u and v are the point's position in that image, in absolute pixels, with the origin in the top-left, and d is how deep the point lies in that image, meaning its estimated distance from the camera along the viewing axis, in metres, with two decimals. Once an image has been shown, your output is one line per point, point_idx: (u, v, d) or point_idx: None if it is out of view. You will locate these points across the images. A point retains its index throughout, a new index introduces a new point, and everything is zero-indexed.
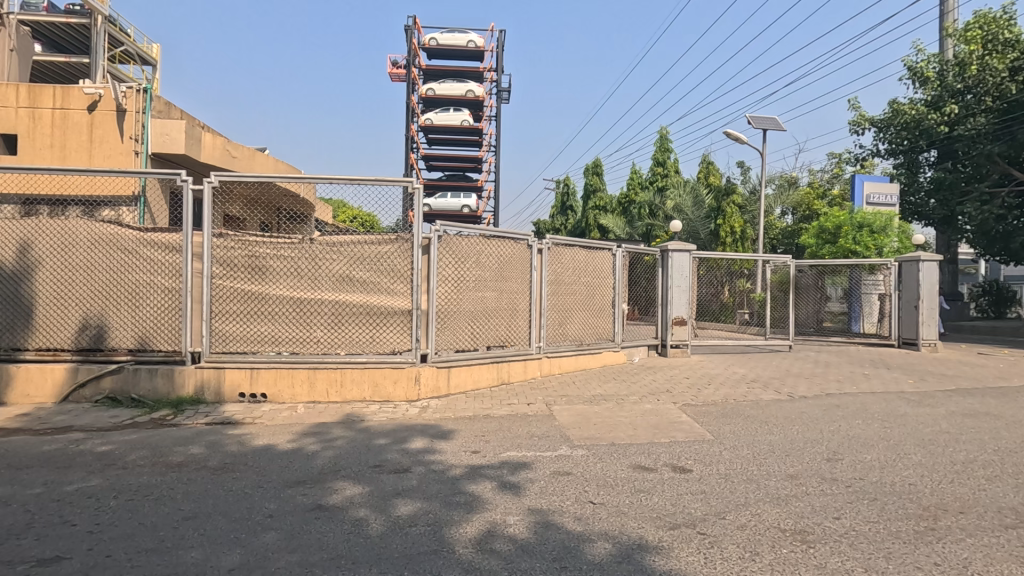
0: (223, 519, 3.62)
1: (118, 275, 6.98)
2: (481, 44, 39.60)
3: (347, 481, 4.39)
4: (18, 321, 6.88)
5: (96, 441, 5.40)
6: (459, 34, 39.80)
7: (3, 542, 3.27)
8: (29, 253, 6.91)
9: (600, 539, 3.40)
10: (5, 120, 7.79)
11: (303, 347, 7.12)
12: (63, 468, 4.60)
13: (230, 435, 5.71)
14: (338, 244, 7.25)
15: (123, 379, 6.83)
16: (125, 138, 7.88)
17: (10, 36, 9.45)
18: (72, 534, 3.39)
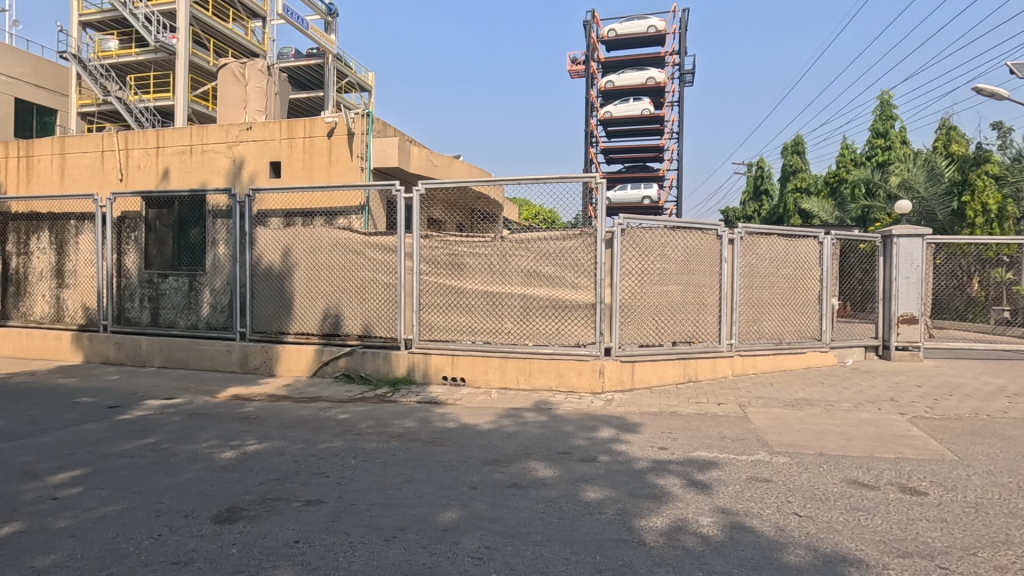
0: (435, 485, 4.13)
1: (350, 272, 8.32)
2: (662, 27, 38.06)
3: (538, 463, 4.65)
4: (282, 310, 8.62)
5: (338, 410, 6.56)
6: (639, 21, 38.78)
7: (282, 483, 4.18)
8: (289, 256, 8.61)
9: (808, 553, 3.08)
10: (272, 150, 9.74)
11: (496, 337, 7.71)
12: (316, 430, 5.68)
13: (437, 413, 6.47)
14: (526, 241, 7.66)
15: (354, 359, 8.13)
16: (354, 157, 9.33)
17: (274, 83, 11.67)
18: (326, 483, 4.19)
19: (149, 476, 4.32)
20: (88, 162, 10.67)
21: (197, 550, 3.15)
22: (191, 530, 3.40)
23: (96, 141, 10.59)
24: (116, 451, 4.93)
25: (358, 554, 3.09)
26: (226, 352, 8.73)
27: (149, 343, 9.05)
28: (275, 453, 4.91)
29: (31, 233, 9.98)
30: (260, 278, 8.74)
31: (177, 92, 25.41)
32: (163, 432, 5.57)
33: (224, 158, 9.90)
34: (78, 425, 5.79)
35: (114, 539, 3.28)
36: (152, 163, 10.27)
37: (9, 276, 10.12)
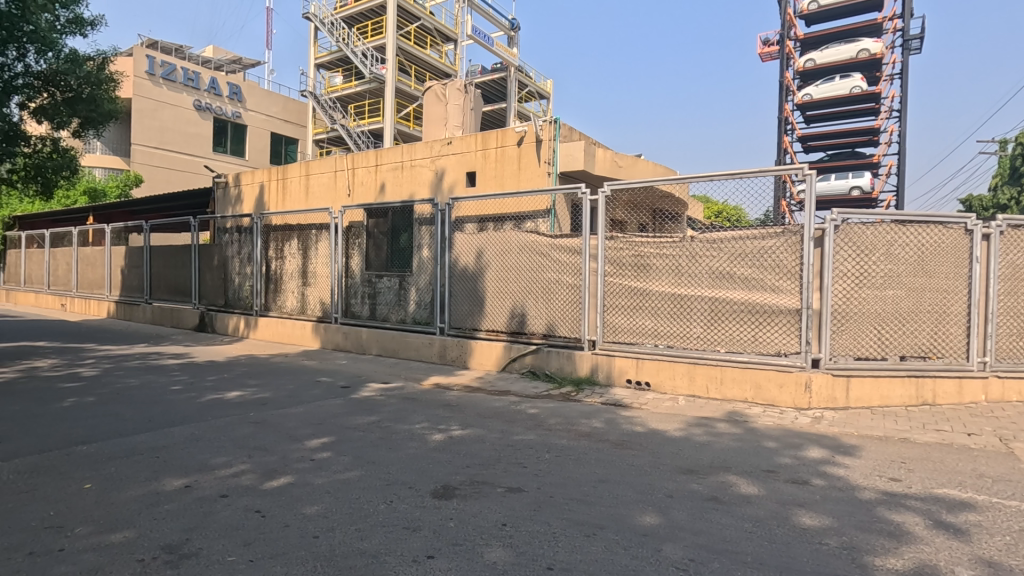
0: (630, 489, 4.10)
1: (536, 274, 8.68)
2: None
3: (739, 479, 4.34)
4: (476, 308, 9.33)
5: (527, 405, 6.90)
6: None
7: (486, 468, 4.53)
8: (482, 257, 9.30)
9: None
10: (469, 161, 10.61)
11: (683, 342, 7.38)
12: (510, 422, 6.04)
13: (623, 415, 6.42)
14: (718, 240, 7.21)
15: (539, 357, 8.44)
16: (541, 162, 9.74)
17: (470, 99, 12.70)
18: (524, 473, 4.44)
19: (378, 449, 5.02)
20: (325, 181, 12.79)
21: (422, 519, 3.57)
22: (415, 500, 3.87)
23: (331, 163, 12.64)
24: (352, 425, 5.82)
25: (562, 545, 3.21)
26: (428, 345, 9.73)
27: (369, 334, 10.54)
28: (477, 440, 5.34)
29: (284, 240, 12.27)
30: (457, 278, 9.56)
31: (386, 115, 29.13)
32: (385, 411, 6.43)
33: (429, 171, 11.07)
34: (322, 400, 6.97)
35: (357, 500, 3.87)
36: (372, 179, 11.90)
37: (269, 276, 12.55)
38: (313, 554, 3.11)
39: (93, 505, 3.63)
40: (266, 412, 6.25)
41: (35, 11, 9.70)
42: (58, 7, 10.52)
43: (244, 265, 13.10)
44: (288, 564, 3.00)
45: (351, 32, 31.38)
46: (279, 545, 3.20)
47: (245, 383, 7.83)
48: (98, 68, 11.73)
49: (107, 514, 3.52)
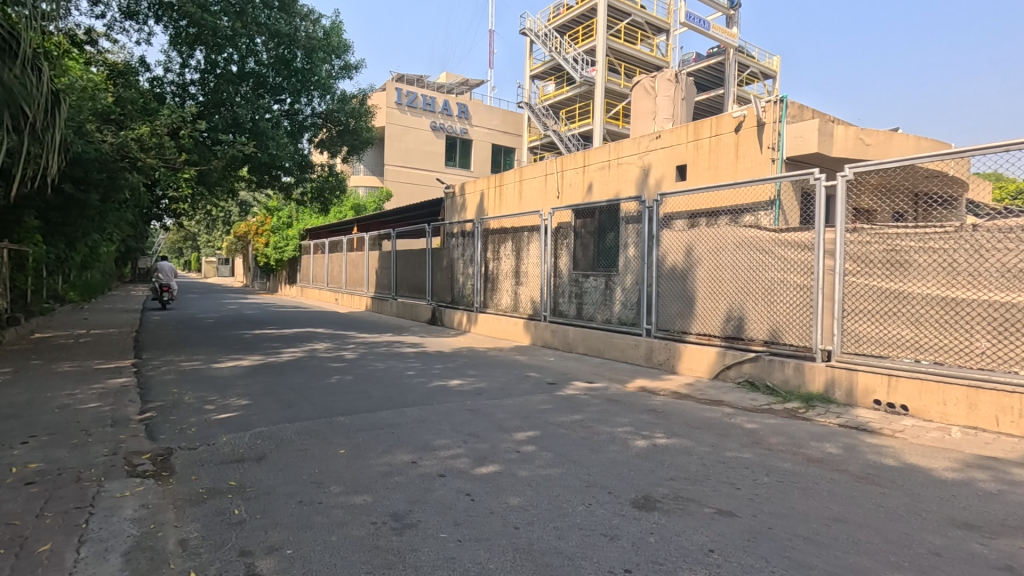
0: (877, 536, 3.36)
1: (757, 273, 7.80)
2: None
3: None
4: (686, 309, 8.78)
5: (744, 418, 6.20)
6: None
7: (692, 484, 4.18)
8: (693, 255, 8.71)
9: None
10: (679, 154, 10.02)
11: (961, 358, 5.85)
12: (723, 436, 5.51)
13: (869, 443, 5.34)
14: (1018, 229, 5.55)
15: (760, 366, 7.49)
16: (764, 148, 8.73)
17: (682, 89, 12.03)
18: (737, 495, 3.97)
19: (580, 448, 5.03)
20: (537, 185, 13.44)
21: (620, 528, 3.44)
22: (615, 507, 3.75)
23: (543, 167, 13.22)
24: (556, 421, 5.95)
25: None
26: (634, 346, 9.37)
27: (575, 333, 10.63)
28: (684, 452, 4.97)
29: (500, 242, 13.24)
30: (665, 278, 9.11)
31: (595, 116, 29.45)
32: (588, 411, 6.43)
33: (636, 167, 10.79)
34: (530, 394, 7.29)
35: (557, 497, 3.91)
36: (580, 180, 12.10)
37: (487, 276, 13.66)
38: (513, 545, 3.22)
39: (343, 469, 4.35)
40: (480, 401, 6.78)
41: (319, 63, 12.10)
42: (333, 58, 12.99)
43: (467, 265, 14.52)
44: (490, 549, 3.16)
45: (563, 40, 32.47)
46: (484, 530, 3.40)
47: (465, 373, 8.64)
48: (361, 103, 14.16)
49: (353, 478, 4.17)
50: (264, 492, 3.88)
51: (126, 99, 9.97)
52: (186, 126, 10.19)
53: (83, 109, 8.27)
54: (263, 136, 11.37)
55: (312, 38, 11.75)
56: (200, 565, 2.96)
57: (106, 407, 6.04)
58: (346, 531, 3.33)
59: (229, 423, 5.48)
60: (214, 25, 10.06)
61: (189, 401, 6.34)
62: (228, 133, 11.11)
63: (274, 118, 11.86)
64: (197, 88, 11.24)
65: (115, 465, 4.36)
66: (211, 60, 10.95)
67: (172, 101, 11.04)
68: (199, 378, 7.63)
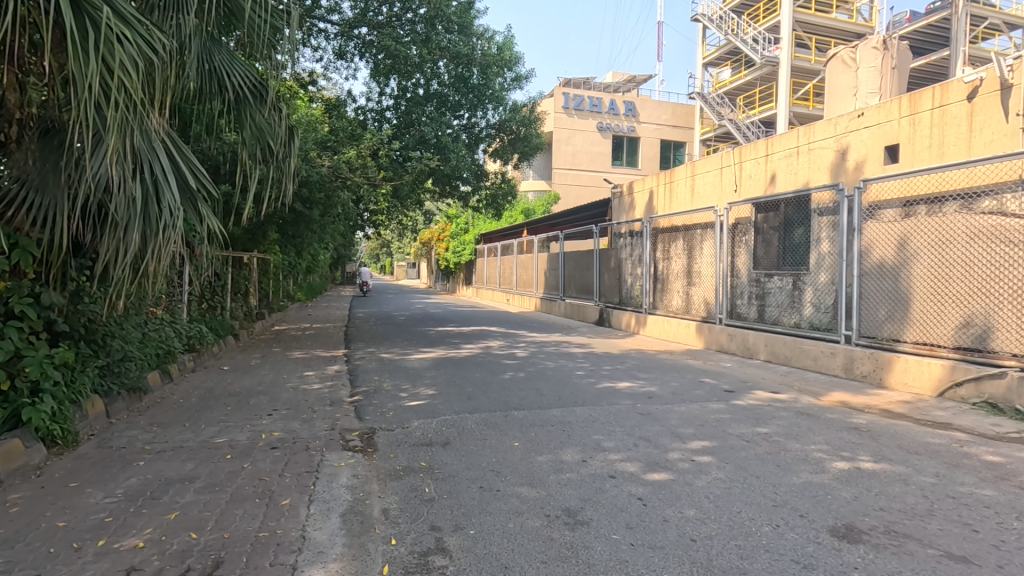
0: None
1: (1004, 271, 6.36)
2: None
3: None
4: (900, 313, 7.49)
5: (984, 448, 5.08)
6: None
7: (911, 518, 3.57)
8: (910, 249, 7.38)
9: None
10: (889, 133, 8.60)
11: None
12: (954, 466, 4.58)
13: None
14: None
15: (1007, 386, 6.08)
16: (1011, 116, 7.10)
17: (893, 56, 10.31)
18: (976, 540, 3.28)
19: (765, 465, 4.60)
20: (712, 179, 12.62)
21: (816, 558, 3.08)
22: (809, 533, 3.36)
23: (718, 160, 12.38)
24: (737, 433, 5.53)
25: None
26: (830, 355, 8.26)
27: (756, 337, 9.73)
28: (899, 481, 4.25)
29: (671, 241, 12.71)
30: (870, 277, 7.88)
31: (779, 100, 26.70)
32: (775, 425, 5.86)
33: (833, 152, 9.52)
34: (706, 402, 6.87)
35: (739, 514, 3.64)
36: (762, 170, 11.07)
37: (657, 276, 13.22)
38: (690, 557, 3.07)
39: (519, 460, 4.57)
40: (651, 405, 6.59)
41: (493, 77, 12.87)
42: (506, 70, 13.71)
43: (636, 266, 14.21)
44: (665, 558, 3.06)
45: (741, 21, 30.04)
46: (659, 537, 3.30)
47: (635, 375, 8.47)
48: (531, 111, 14.73)
49: (527, 470, 4.36)
50: (450, 475, 4.25)
51: (338, 128, 11.71)
52: (384, 147, 11.61)
53: (308, 140, 9.93)
54: (445, 149, 12.48)
55: (487, 54, 12.56)
56: (399, 533, 3.36)
57: (325, 389, 7.17)
58: (522, 520, 3.50)
59: (419, 410, 6.11)
60: (406, 54, 11.33)
61: (388, 388, 7.23)
62: (417, 150, 12.40)
63: (454, 133, 12.93)
64: (392, 112, 12.74)
65: (333, 438, 5.15)
66: (404, 87, 12.35)
67: (373, 126, 12.64)
68: (395, 368, 8.65)
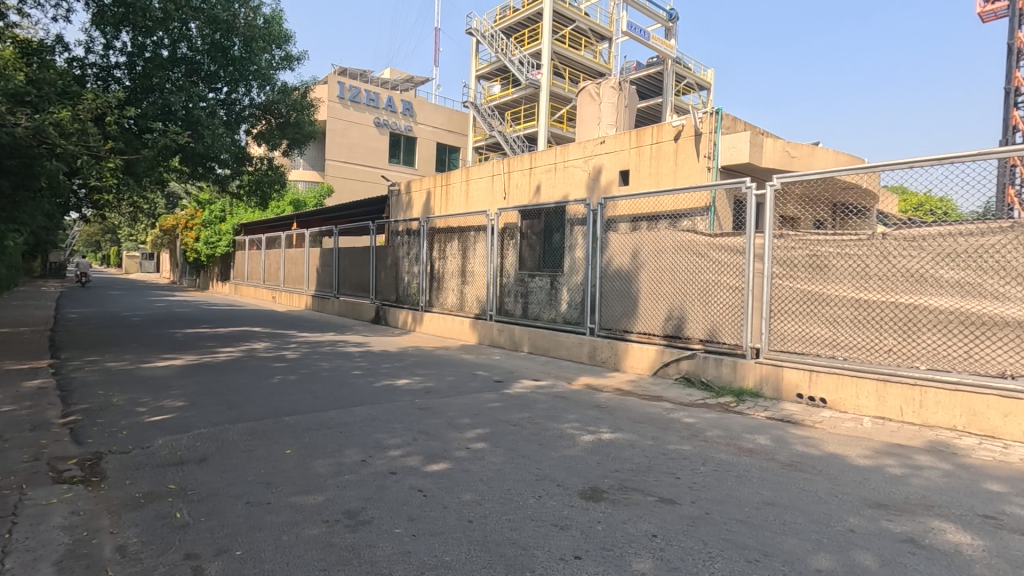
0: (802, 516, 3.70)
1: (694, 275, 8.21)
2: None
3: (946, 525, 3.69)
4: (629, 309, 9.10)
5: (683, 413, 6.54)
6: None
7: (637, 474, 4.41)
8: (636, 256, 9.05)
9: None
10: (623, 160, 10.38)
11: (872, 355, 6.44)
12: (665, 429, 5.80)
13: (794, 433, 5.80)
14: (918, 238, 6.18)
15: (696, 364, 7.92)
16: (700, 157, 9.21)
17: (625, 97, 12.49)
18: (678, 484, 4.23)
19: (530, 444, 5.16)
20: (484, 185, 13.51)
21: (571, 519, 3.59)
22: (565, 498, 3.90)
23: (489, 168, 13.33)
24: (506, 418, 6.08)
25: (719, 567, 3.01)
26: (579, 345, 9.66)
27: (521, 331, 10.82)
28: (629, 445, 5.20)
29: (447, 242, 13.24)
30: (609, 279, 9.43)
31: (540, 119, 29.98)
32: (537, 408, 6.59)
33: (583, 171, 11.09)
34: (479, 393, 7.35)
35: (509, 491, 4.03)
36: (527, 181, 12.29)
37: (433, 274, 13.62)
38: (468, 538, 3.29)
39: (292, 468, 4.27)
40: (430, 399, 6.80)
41: (258, 52, 11.71)
42: (274, 47, 12.54)
43: (413, 264, 14.41)
44: (446, 542, 3.22)
45: (509, 43, 32.79)
46: (439, 524, 3.45)
47: (413, 371, 8.62)
48: (303, 96, 13.74)
49: (302, 478, 4.10)
50: (209, 494, 3.75)
51: (42, 80, 9.24)
52: (113, 112, 9.56)
53: None
54: (198, 125, 10.79)
55: (252, 26, 11.44)
56: (142, 570, 2.85)
57: (23, 411, 5.60)
58: (298, 530, 3.29)
59: (166, 425, 5.23)
60: (145, 5, 9.68)
61: (119, 403, 5.99)
62: (160, 121, 10.51)
63: (210, 108, 11.29)
64: (124, 71, 10.54)
65: (38, 471, 4.07)
66: (140, 43, 10.32)
67: (95, 84, 10.30)
68: (128, 378, 7.21)
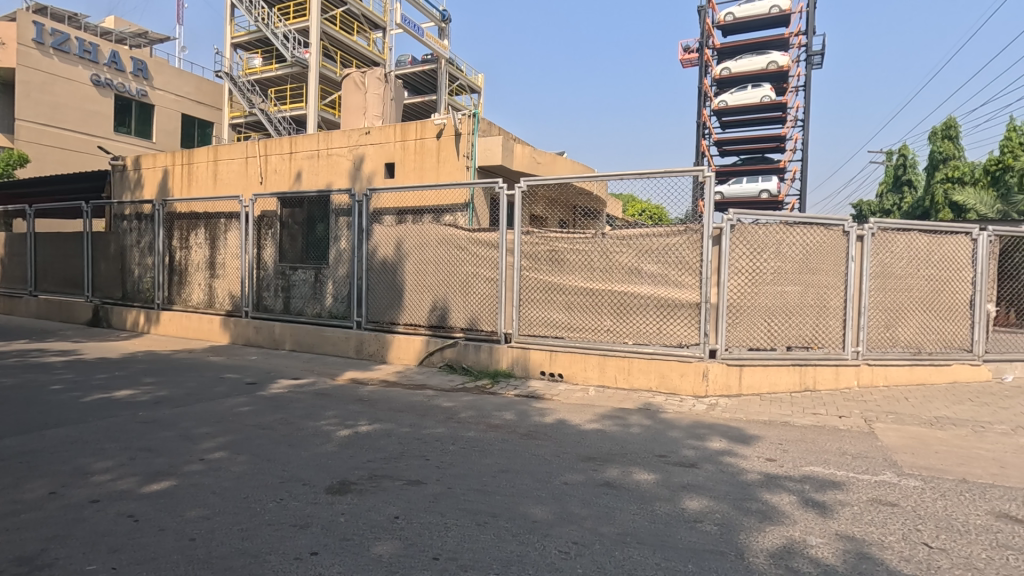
0: (529, 477, 4.24)
1: (455, 267, 8.66)
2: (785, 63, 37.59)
3: (635, 466, 4.63)
4: (394, 301, 9.16)
5: (443, 398, 6.88)
6: (757, 57, 38.77)
7: (388, 462, 4.50)
8: (401, 249, 9.13)
9: None
10: (387, 152, 10.38)
11: (596, 335, 7.64)
12: (422, 416, 6.03)
13: (535, 407, 6.59)
14: (628, 237, 7.51)
15: (457, 351, 8.42)
16: (460, 156, 9.72)
17: (391, 90, 12.42)
18: (427, 465, 4.45)
19: (278, 446, 4.85)
20: (235, 168, 12.11)
21: (312, 516, 3.49)
22: (308, 497, 3.78)
23: (242, 149, 12.01)
24: (253, 423, 5.60)
25: (453, 535, 3.28)
26: (345, 339, 9.46)
27: (283, 328, 10.10)
28: (384, 435, 5.27)
29: (189, 229, 11.52)
30: (375, 272, 9.34)
31: (309, 102, 28.10)
32: (292, 408, 6.22)
33: (347, 160, 10.74)
34: (224, 398, 6.62)
35: (245, 499, 3.73)
36: (286, 167, 11.41)
37: (173, 267, 11.76)
38: (188, 558, 2.97)
39: None
40: (158, 410, 5.88)
41: None
42: None
43: (144, 254, 12.20)
44: (157, 568, 2.85)
45: (272, 13, 29.88)
46: (151, 549, 3.03)
47: (140, 380, 7.33)
48: None
49: None
50: None
51: None
52: None
53: None
54: None
55: None
56: None
57: None
58: None
59: None
60: None
61: None
62: None
63: None
64: None
65: None
66: None
67: None
68: None
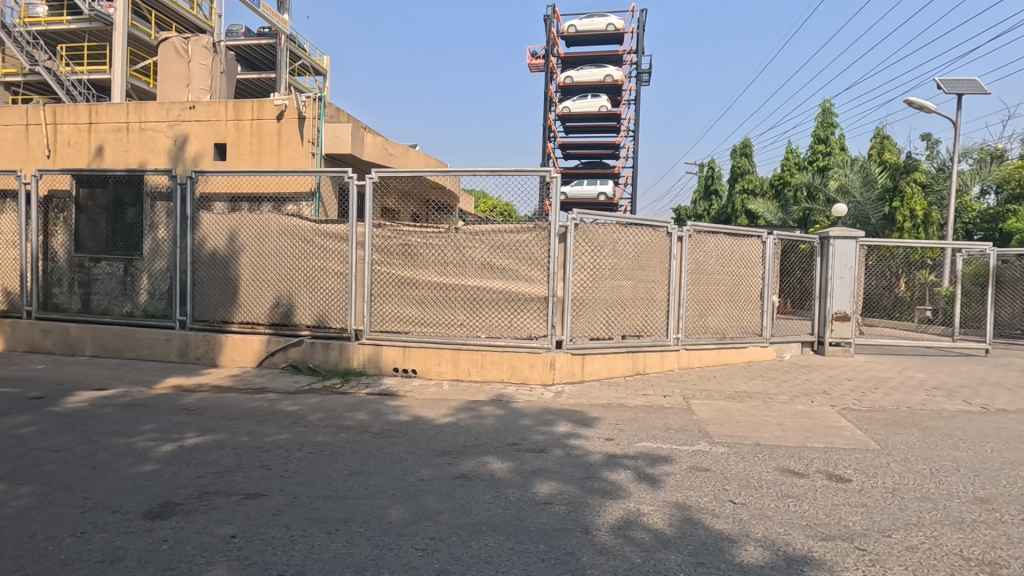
0: (383, 477, 4.13)
1: (299, 261, 8.06)
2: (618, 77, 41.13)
3: (489, 456, 4.75)
4: (227, 297, 8.24)
5: (286, 402, 6.38)
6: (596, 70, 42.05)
7: (222, 476, 4.05)
8: (235, 240, 8.23)
9: (758, 549, 3.21)
10: (217, 132, 9.29)
11: (450, 330, 7.67)
12: (262, 422, 5.52)
13: (388, 405, 6.41)
14: (481, 233, 7.65)
15: (303, 350, 7.88)
16: (304, 142, 9.03)
17: (221, 61, 11.12)
18: (269, 476, 4.10)
19: (76, 471, 4.09)
20: (11, 137, 9.92)
21: (126, 548, 3.01)
22: (120, 526, 3.25)
23: (19, 114, 9.85)
24: (40, 445, 4.65)
25: (300, 547, 3.06)
26: (165, 341, 8.28)
27: (80, 330, 8.52)
28: (216, 446, 4.73)
29: None
30: (203, 264, 8.32)
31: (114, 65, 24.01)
32: (95, 424, 5.29)
33: (165, 137, 9.41)
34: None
35: (31, 537, 3.09)
36: (84, 140, 9.64)
37: None
38: None
39: None
40: None
41: None
42: None
43: None
44: None
45: None
46: None
47: None
48: None
49: None
50: None
51: None
52: None
53: None
54: None
55: None
56: None
57: None
58: None
59: None
60: None
61: None
62: None
63: None
64: None
65: None
66: None
67: None
68: None
